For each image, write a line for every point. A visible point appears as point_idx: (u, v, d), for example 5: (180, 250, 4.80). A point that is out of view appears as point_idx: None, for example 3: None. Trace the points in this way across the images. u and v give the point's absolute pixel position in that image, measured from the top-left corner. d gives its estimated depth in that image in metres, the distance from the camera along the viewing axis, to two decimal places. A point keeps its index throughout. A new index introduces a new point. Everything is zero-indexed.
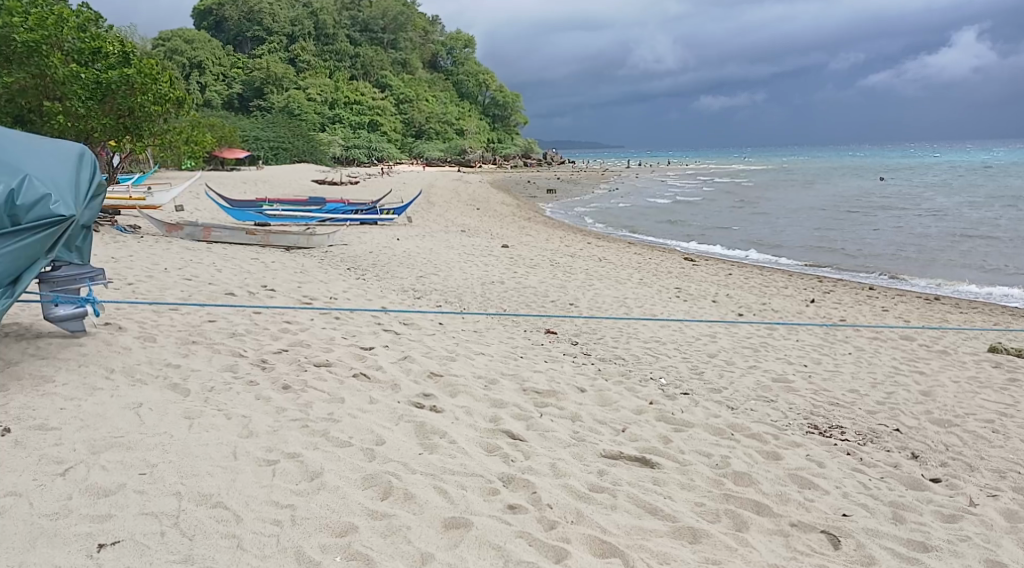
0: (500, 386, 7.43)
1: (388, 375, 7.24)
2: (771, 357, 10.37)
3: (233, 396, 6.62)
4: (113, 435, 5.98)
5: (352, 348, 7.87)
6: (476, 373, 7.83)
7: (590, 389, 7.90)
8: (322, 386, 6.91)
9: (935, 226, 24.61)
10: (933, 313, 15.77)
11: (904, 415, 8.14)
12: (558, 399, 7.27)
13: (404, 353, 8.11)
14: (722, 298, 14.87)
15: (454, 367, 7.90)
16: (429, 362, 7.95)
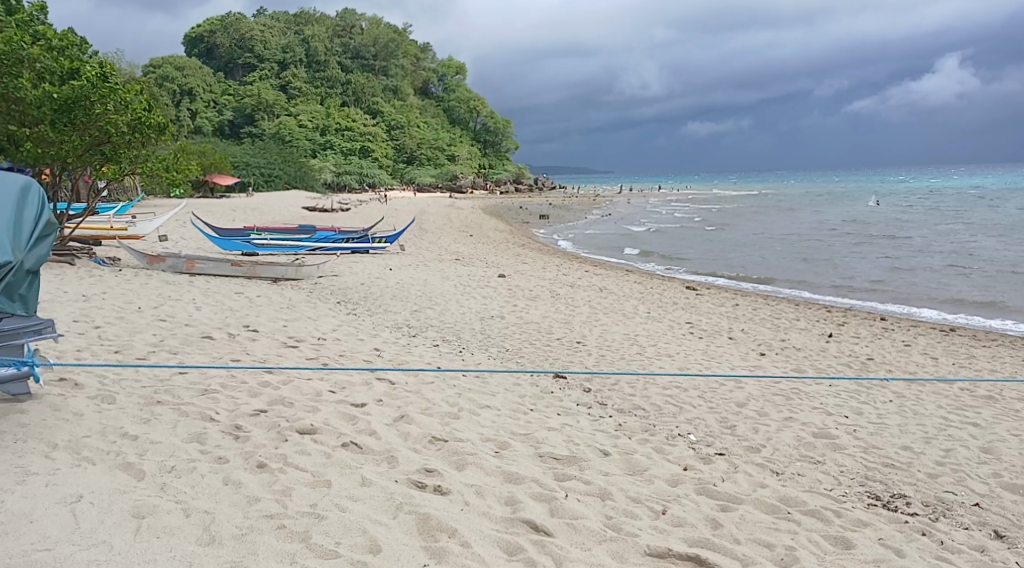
0: (513, 449, 6.52)
1: (383, 445, 6.34)
2: (810, 412, 9.50)
3: (194, 480, 5.72)
4: (38, 547, 5.02)
5: (340, 404, 6.94)
6: (485, 431, 6.89)
7: (613, 450, 6.97)
8: (305, 465, 5.97)
9: (936, 252, 23.84)
10: (957, 347, 14.72)
11: (971, 479, 7.63)
12: (582, 467, 6.36)
13: (403, 408, 7.17)
14: (738, 333, 13.86)
15: (458, 425, 6.97)
16: (430, 418, 7.03)
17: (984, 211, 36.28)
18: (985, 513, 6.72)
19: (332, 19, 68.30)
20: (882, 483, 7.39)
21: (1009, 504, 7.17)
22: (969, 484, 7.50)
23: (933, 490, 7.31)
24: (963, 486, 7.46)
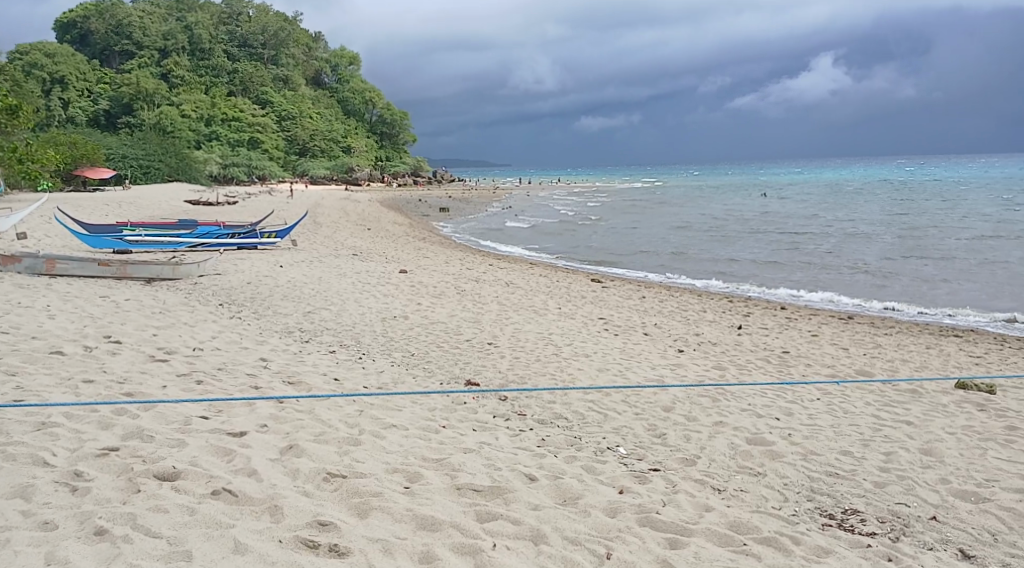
0: (424, 482, 5.98)
1: (264, 490, 5.71)
2: (740, 415, 9.02)
3: (5, 560, 4.98)
4: None
5: (214, 436, 6.22)
6: (390, 459, 6.24)
7: (542, 473, 6.29)
8: (157, 526, 5.28)
9: (825, 240, 24.11)
10: (861, 336, 14.13)
11: (921, 487, 7.82)
12: (508, 501, 5.89)
13: (293, 434, 6.44)
14: (652, 328, 12.90)
15: (356, 453, 6.27)
16: (324, 444, 6.33)
17: (868, 202, 37.26)
18: (944, 530, 6.80)
19: (217, 6, 65.81)
20: (830, 499, 7.34)
21: (966, 515, 7.40)
22: (921, 494, 7.66)
23: (885, 502, 7.43)
24: (916, 497, 7.62)
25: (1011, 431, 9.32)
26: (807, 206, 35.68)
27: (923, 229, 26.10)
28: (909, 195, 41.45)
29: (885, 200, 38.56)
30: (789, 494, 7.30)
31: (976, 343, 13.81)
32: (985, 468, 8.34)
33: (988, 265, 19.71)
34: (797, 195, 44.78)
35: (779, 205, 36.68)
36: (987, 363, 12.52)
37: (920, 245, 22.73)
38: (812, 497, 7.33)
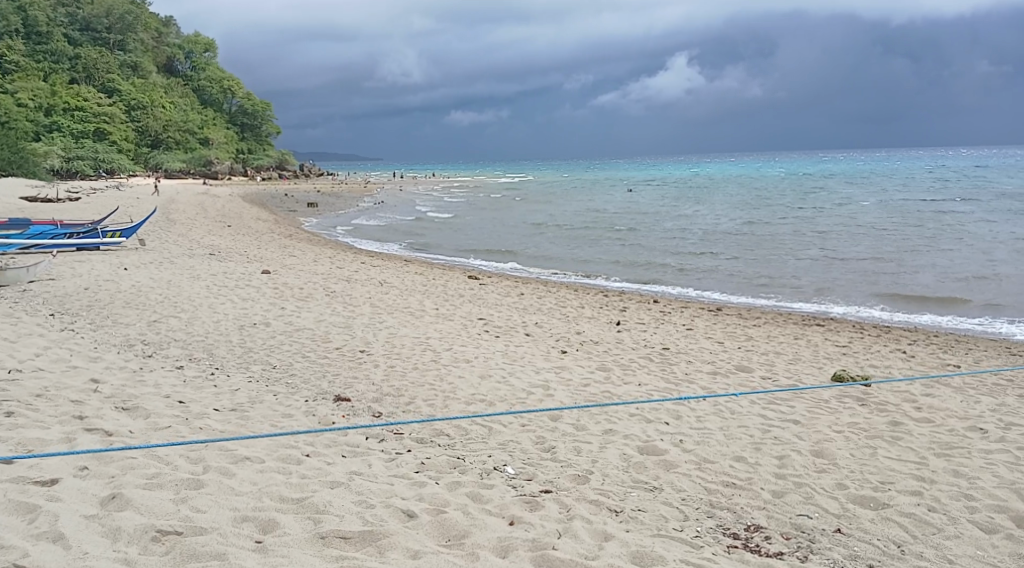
0: (280, 533, 5.39)
1: (72, 561, 5.00)
2: (629, 422, 8.53)
3: None
4: None
5: (17, 489, 5.50)
6: (237, 504, 5.61)
7: (420, 511, 5.75)
8: None
9: (690, 235, 24.20)
10: (735, 329, 13.95)
11: (820, 494, 7.52)
12: (383, 550, 5.35)
13: (119, 478, 5.74)
14: (532, 326, 12.30)
15: (195, 500, 5.62)
16: (158, 491, 5.66)
17: (728, 197, 38.07)
18: (851, 544, 6.85)
19: None
20: (730, 515, 6.99)
21: (868, 524, 7.14)
22: (821, 503, 7.36)
23: (786, 514, 7.13)
24: (817, 506, 7.31)
25: (895, 427, 9.15)
26: (670, 201, 36.16)
27: (783, 222, 26.62)
28: (763, 190, 42.68)
29: (743, 194, 39.48)
30: (689, 513, 6.91)
31: (841, 333, 13.84)
32: (878, 469, 8.10)
33: (841, 258, 20.13)
34: (659, 190, 45.41)
35: (643, 201, 37.01)
36: (855, 353, 12.48)
37: (783, 239, 23.06)
38: (712, 514, 6.95)
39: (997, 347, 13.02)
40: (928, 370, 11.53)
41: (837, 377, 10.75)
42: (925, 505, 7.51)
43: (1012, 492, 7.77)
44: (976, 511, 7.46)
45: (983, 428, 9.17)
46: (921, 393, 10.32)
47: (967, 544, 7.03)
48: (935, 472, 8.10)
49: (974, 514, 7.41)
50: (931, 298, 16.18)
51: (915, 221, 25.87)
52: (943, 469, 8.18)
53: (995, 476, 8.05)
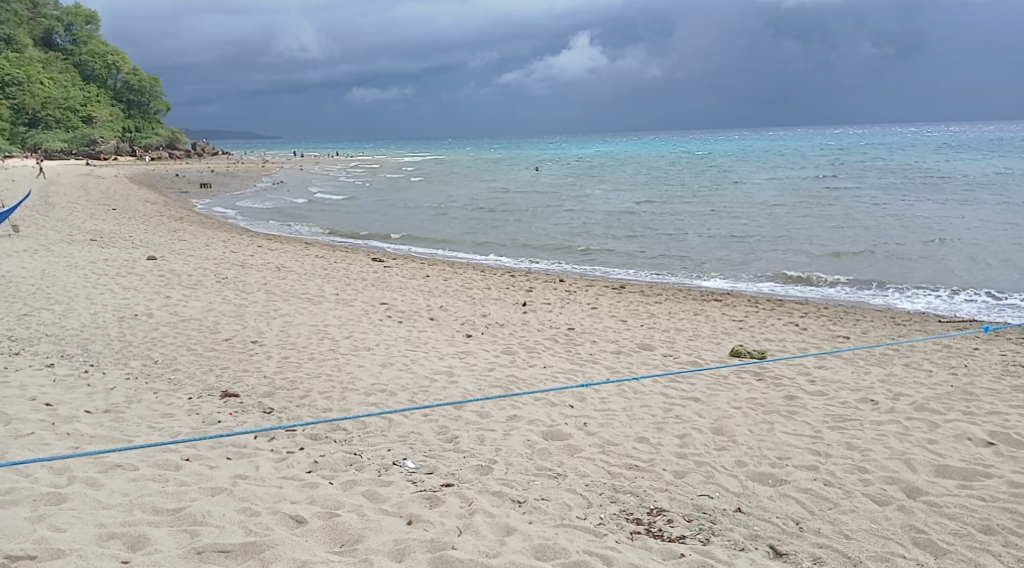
0: (148, 551, 5.23)
1: None
2: (533, 406, 8.37)
3: None
4: None
5: None
6: (102, 520, 5.43)
7: (309, 516, 5.60)
8: None
9: (595, 214, 24.21)
10: (638, 306, 13.92)
11: (721, 474, 7.51)
12: (267, 562, 5.22)
13: None
14: (435, 309, 11.99)
15: (53, 516, 5.43)
16: (12, 509, 5.46)
17: (628, 176, 38.38)
18: (751, 524, 6.84)
19: None
20: (634, 499, 6.88)
21: (768, 502, 7.17)
22: (721, 482, 7.36)
23: (688, 496, 7.10)
24: (717, 486, 7.31)
25: (791, 401, 9.22)
26: (571, 180, 36.26)
27: (685, 200, 26.89)
28: (662, 169, 43.24)
29: (642, 173, 39.89)
30: (592, 499, 6.77)
31: (737, 307, 13.97)
32: (776, 444, 8.14)
33: (741, 234, 20.37)
34: (562, 170, 45.48)
35: (548, 179, 36.98)
36: (751, 327, 12.59)
37: (686, 217, 23.27)
38: (615, 499, 6.83)
39: (882, 317, 13.34)
40: (821, 343, 11.70)
41: (735, 352, 10.79)
42: (821, 479, 7.57)
43: (903, 463, 7.89)
44: (869, 484, 7.55)
45: (874, 399, 9.31)
46: (815, 365, 10.44)
47: (862, 517, 7.09)
48: (830, 446, 8.17)
49: (868, 487, 7.50)
50: (822, 272, 16.51)
51: (811, 198, 26.44)
52: (837, 441, 8.26)
53: (887, 447, 8.16)
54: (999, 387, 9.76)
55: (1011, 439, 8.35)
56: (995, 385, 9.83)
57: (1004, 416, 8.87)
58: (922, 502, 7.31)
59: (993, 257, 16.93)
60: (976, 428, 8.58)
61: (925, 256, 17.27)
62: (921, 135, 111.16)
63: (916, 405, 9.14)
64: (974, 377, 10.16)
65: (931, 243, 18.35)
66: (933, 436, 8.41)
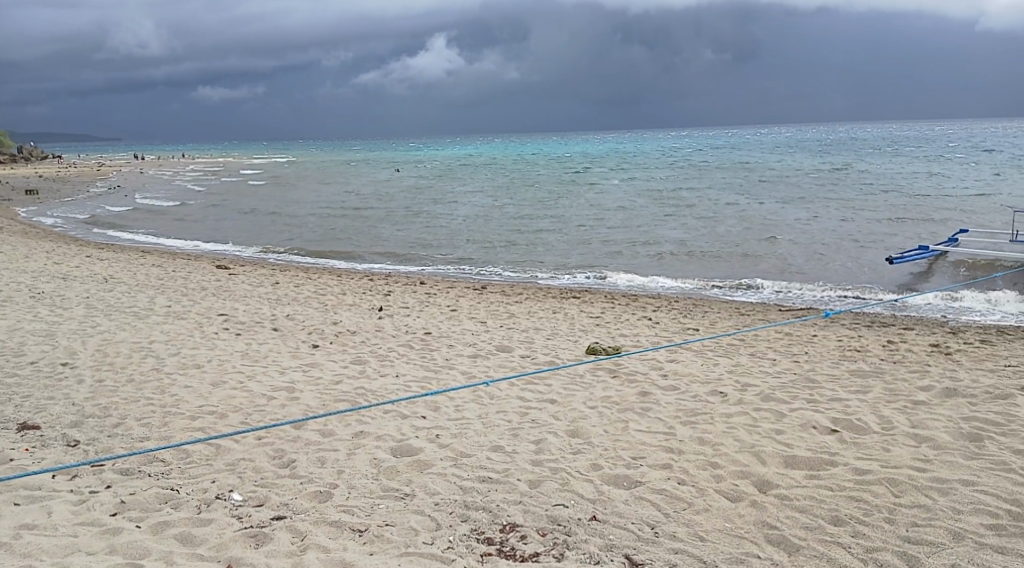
0: None
1: None
2: (382, 419, 7.89)
3: None
4: None
5: None
6: None
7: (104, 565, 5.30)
8: None
9: (456, 215, 23.84)
10: (498, 307, 13.58)
11: (576, 481, 7.22)
12: None
13: None
14: (281, 317, 11.28)
15: None
16: None
17: (487, 177, 38.18)
18: (606, 533, 6.57)
19: None
20: (486, 515, 6.49)
21: (623, 507, 6.92)
22: (576, 489, 7.08)
23: (542, 506, 6.77)
24: (573, 494, 7.03)
25: (644, 397, 9.06)
26: (430, 182, 35.78)
27: (546, 201, 26.86)
28: (520, 170, 43.29)
29: (501, 174, 39.78)
30: (441, 520, 6.32)
31: (593, 304, 13.84)
32: (630, 444, 7.94)
33: (599, 233, 20.38)
34: (422, 171, 44.92)
35: (408, 180, 36.36)
36: (607, 323, 12.44)
37: (547, 217, 23.20)
38: (466, 517, 6.42)
39: (729, 309, 13.48)
40: (673, 336, 11.66)
41: (591, 350, 10.59)
42: (674, 478, 7.40)
43: (753, 456, 7.82)
44: (722, 480, 7.43)
45: (723, 391, 9.26)
46: (667, 359, 10.35)
47: (716, 517, 6.93)
48: (682, 442, 8.02)
49: (720, 484, 7.37)
50: (675, 267, 16.64)
51: (667, 196, 26.84)
52: (689, 437, 8.12)
53: (738, 440, 8.08)
54: (839, 372, 9.92)
55: (852, 425, 8.42)
56: (834, 371, 9.98)
57: (846, 402, 8.98)
58: (773, 496, 7.23)
59: (831, 250, 17.49)
60: (820, 416, 8.62)
61: (772, 250, 17.70)
62: (768, 134, 116.29)
63: (763, 395, 9.14)
64: (815, 363, 10.31)
65: (775, 238, 18.83)
66: (779, 427, 8.40)
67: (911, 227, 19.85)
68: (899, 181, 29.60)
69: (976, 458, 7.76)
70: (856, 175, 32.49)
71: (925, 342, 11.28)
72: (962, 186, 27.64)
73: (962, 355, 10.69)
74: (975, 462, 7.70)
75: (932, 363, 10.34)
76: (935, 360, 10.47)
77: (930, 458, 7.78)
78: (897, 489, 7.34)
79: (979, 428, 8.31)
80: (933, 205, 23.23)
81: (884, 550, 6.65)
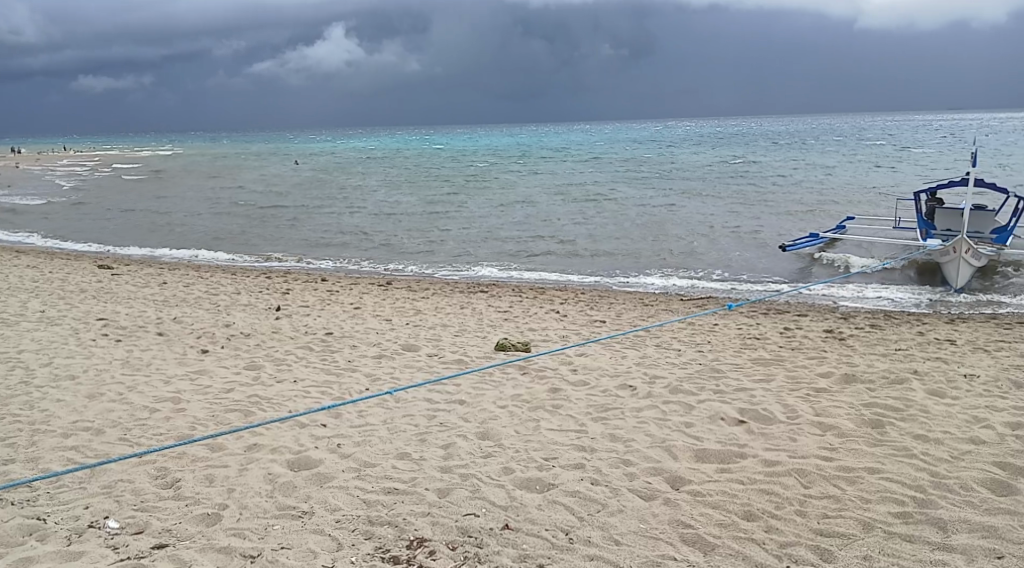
0: None
1: None
2: (280, 431, 7.41)
3: None
4: None
5: None
6: None
7: None
8: None
9: (358, 210, 23.18)
10: (403, 303, 13.11)
11: (487, 487, 6.87)
12: None
13: None
14: (169, 320, 10.60)
15: None
16: None
17: (389, 171, 37.48)
18: (519, 543, 6.25)
19: None
20: (391, 530, 6.12)
21: (536, 513, 6.61)
22: (486, 496, 6.74)
23: (451, 517, 6.41)
24: (483, 501, 6.68)
25: (554, 394, 8.77)
26: (332, 175, 34.90)
27: (451, 195, 26.41)
28: (422, 164, 42.67)
29: (403, 168, 39.09)
30: (344, 539, 5.95)
31: (502, 298, 13.50)
32: (541, 444, 7.63)
33: (506, 227, 20.05)
34: (324, 164, 43.85)
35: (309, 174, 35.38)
36: (515, 318, 12.12)
37: (451, 212, 22.76)
38: (370, 534, 6.04)
39: (634, 300, 13.32)
40: (581, 329, 11.42)
41: (500, 347, 10.25)
42: (587, 478, 7.12)
43: (664, 451, 7.61)
44: (635, 478, 7.19)
45: (632, 384, 9.04)
46: (576, 354, 10.08)
47: (630, 518, 6.68)
48: (594, 440, 7.76)
49: (633, 482, 7.13)
50: (582, 261, 16.42)
51: (573, 190, 26.71)
52: (600, 434, 7.87)
53: (649, 436, 7.86)
54: (742, 361, 9.82)
55: (760, 415, 8.30)
56: (738, 360, 9.88)
57: (752, 392, 8.86)
58: (686, 493, 7.02)
59: (733, 241, 17.55)
60: (727, 407, 8.48)
61: (678, 241, 17.68)
62: (670, 128, 118.07)
63: (671, 387, 8.96)
64: (718, 353, 10.20)
65: (680, 230, 18.81)
66: (689, 419, 8.22)
67: (808, 218, 20.13)
68: (798, 174, 30.16)
69: (879, 445, 7.70)
70: (753, 169, 33.03)
71: (820, 328, 11.32)
72: (857, 177, 28.30)
73: (857, 341, 10.74)
74: (878, 449, 7.64)
75: (828, 350, 10.35)
76: (830, 346, 10.48)
77: (836, 447, 7.69)
78: (806, 480, 7.22)
79: (881, 414, 8.27)
80: (831, 195, 23.68)
81: (798, 544, 6.50)
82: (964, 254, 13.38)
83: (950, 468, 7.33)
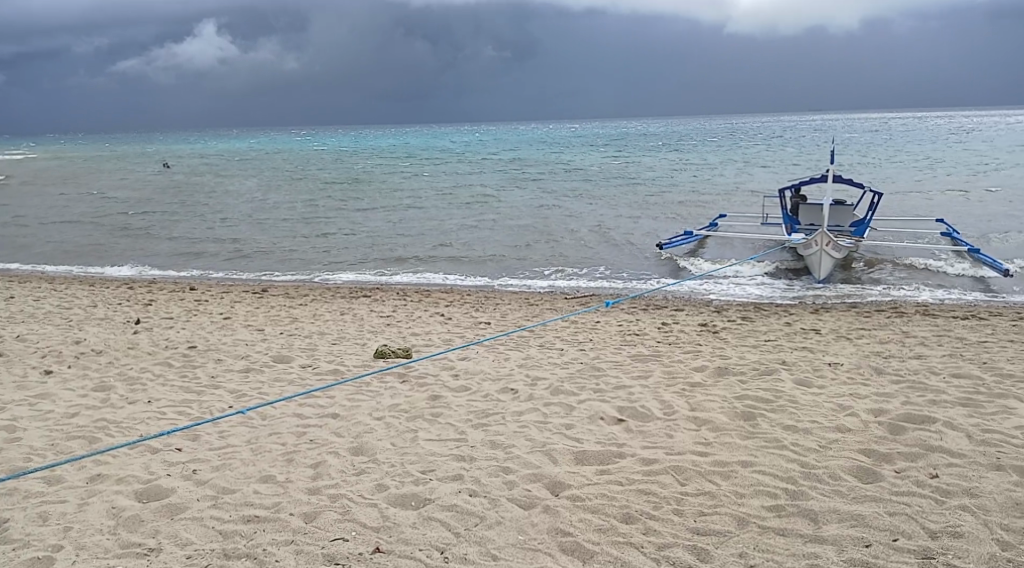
0: None
1: None
2: (129, 458, 7.00)
3: None
4: None
5: None
6: None
7: None
8: None
9: (231, 215, 22.26)
10: (278, 311, 12.54)
11: (359, 507, 6.53)
12: None
13: None
14: (15, 341, 9.84)
15: None
16: None
17: (266, 174, 36.40)
18: None
19: None
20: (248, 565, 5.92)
21: (410, 532, 6.31)
22: (358, 517, 6.40)
23: (316, 545, 6.11)
24: (353, 524, 6.34)
25: (434, 402, 8.46)
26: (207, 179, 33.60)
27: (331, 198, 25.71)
28: (302, 166, 41.60)
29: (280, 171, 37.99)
30: None
31: (384, 302, 13.09)
32: (418, 457, 7.31)
33: (387, 231, 19.56)
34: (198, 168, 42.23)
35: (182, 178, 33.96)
36: (397, 322, 11.75)
37: (327, 215, 22.10)
38: None
39: (518, 300, 13.14)
40: (464, 332, 11.15)
41: (379, 355, 9.87)
42: (465, 490, 6.85)
43: (544, 456, 7.40)
44: (514, 487, 6.95)
45: (513, 387, 8.82)
46: (457, 358, 9.79)
47: (509, 530, 6.44)
48: (473, 448, 7.50)
49: (513, 491, 6.90)
50: (464, 263, 16.13)
51: (456, 193, 26.40)
52: (480, 442, 7.61)
53: (529, 440, 7.65)
54: (622, 358, 9.74)
55: (638, 413, 8.21)
56: (617, 357, 9.80)
57: (630, 389, 8.77)
58: (565, 499, 6.83)
59: (616, 240, 17.59)
60: (607, 406, 8.36)
61: (561, 242, 17.62)
62: (554, 129, 119.08)
63: (552, 389, 8.78)
64: (599, 351, 10.09)
65: (564, 231, 18.77)
66: (569, 421, 8.05)
67: (688, 216, 20.40)
68: (678, 174, 30.66)
69: (751, 438, 7.70)
70: (635, 169, 33.43)
71: (695, 322, 11.38)
72: (735, 176, 28.92)
73: (729, 333, 10.84)
74: (751, 442, 7.64)
75: (703, 343, 10.40)
76: (704, 340, 10.53)
77: (711, 442, 7.65)
78: (683, 477, 7.14)
79: (752, 406, 8.30)
80: (709, 194, 24.08)
81: (675, 546, 6.39)
82: (824, 247, 13.76)
83: (818, 457, 7.38)
